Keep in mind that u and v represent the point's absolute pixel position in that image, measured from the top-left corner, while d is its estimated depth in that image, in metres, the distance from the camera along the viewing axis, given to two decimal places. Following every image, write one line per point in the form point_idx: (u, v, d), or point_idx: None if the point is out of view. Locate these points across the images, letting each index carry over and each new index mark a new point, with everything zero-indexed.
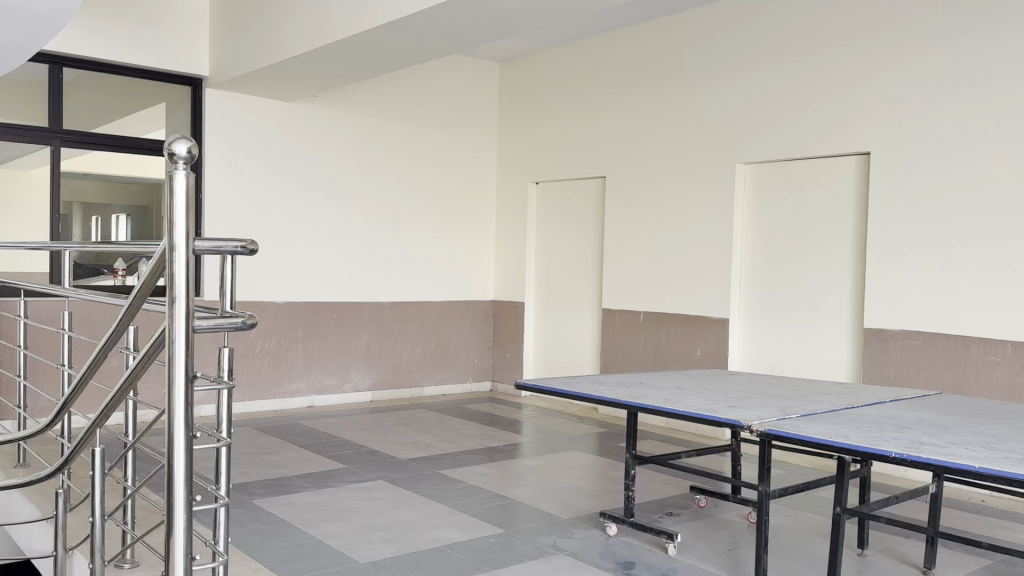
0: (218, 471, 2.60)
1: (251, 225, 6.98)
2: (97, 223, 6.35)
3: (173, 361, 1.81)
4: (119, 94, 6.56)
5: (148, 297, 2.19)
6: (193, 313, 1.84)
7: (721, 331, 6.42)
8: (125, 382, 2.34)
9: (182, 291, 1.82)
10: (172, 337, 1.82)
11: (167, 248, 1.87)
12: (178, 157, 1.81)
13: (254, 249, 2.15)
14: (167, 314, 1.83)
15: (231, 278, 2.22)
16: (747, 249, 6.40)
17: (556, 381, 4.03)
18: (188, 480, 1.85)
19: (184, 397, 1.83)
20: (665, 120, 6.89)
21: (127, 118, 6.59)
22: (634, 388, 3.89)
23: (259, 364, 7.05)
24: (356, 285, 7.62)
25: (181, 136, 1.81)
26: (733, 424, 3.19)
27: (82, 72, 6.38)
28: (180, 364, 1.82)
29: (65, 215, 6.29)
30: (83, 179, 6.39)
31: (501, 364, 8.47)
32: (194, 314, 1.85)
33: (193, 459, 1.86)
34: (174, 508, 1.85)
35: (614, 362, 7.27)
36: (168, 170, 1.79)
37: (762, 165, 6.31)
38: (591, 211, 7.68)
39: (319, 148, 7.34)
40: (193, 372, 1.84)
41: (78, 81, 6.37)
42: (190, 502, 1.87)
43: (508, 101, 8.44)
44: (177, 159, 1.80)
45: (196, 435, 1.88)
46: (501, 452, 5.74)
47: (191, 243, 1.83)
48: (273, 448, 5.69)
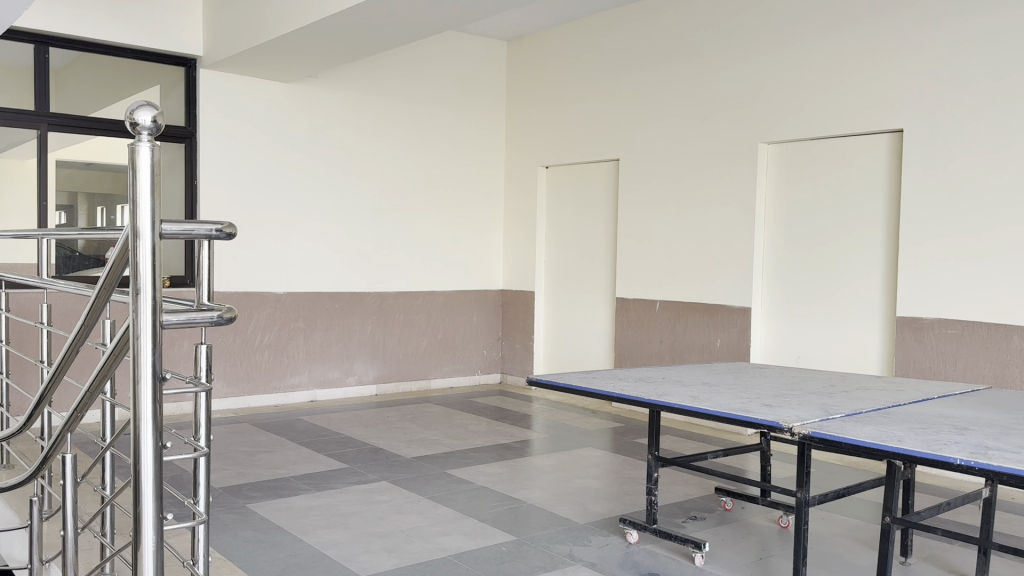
0: (196, 482, 2.21)
1: (249, 211, 6.68)
2: (102, 215, 6.11)
3: (138, 360, 1.51)
4: (108, 75, 6.23)
5: (115, 288, 1.88)
6: (161, 306, 1.53)
7: (742, 321, 6.09)
8: (91, 383, 2.03)
9: (148, 281, 1.51)
10: (136, 334, 1.51)
11: (131, 233, 1.55)
12: (141, 127, 1.49)
13: (231, 233, 1.80)
14: (131, 309, 1.52)
15: (209, 266, 1.88)
16: (770, 234, 6.07)
17: (571, 376, 3.73)
18: (158, 498, 1.56)
19: (151, 401, 1.52)
20: (681, 99, 6.55)
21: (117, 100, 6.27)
22: (658, 383, 3.58)
23: (258, 358, 6.76)
24: (359, 274, 7.32)
25: (144, 102, 1.49)
26: (771, 426, 2.87)
27: (72, 53, 6.06)
28: (147, 363, 1.52)
29: (70, 206, 6.07)
30: (84, 170, 6.11)
31: (511, 355, 8.17)
32: (162, 308, 1.54)
33: (164, 474, 1.57)
34: (142, 527, 1.55)
35: (628, 354, 6.96)
36: (131, 143, 1.48)
37: (785, 146, 5.97)
38: (603, 195, 7.35)
39: (320, 131, 7.04)
40: (162, 374, 1.54)
41: (65, 62, 6.05)
42: (161, 520, 1.57)
43: (516, 82, 8.10)
44: (140, 130, 1.49)
45: (167, 444, 1.58)
46: (512, 450, 5.44)
47: (157, 228, 1.52)
48: (271, 447, 5.40)
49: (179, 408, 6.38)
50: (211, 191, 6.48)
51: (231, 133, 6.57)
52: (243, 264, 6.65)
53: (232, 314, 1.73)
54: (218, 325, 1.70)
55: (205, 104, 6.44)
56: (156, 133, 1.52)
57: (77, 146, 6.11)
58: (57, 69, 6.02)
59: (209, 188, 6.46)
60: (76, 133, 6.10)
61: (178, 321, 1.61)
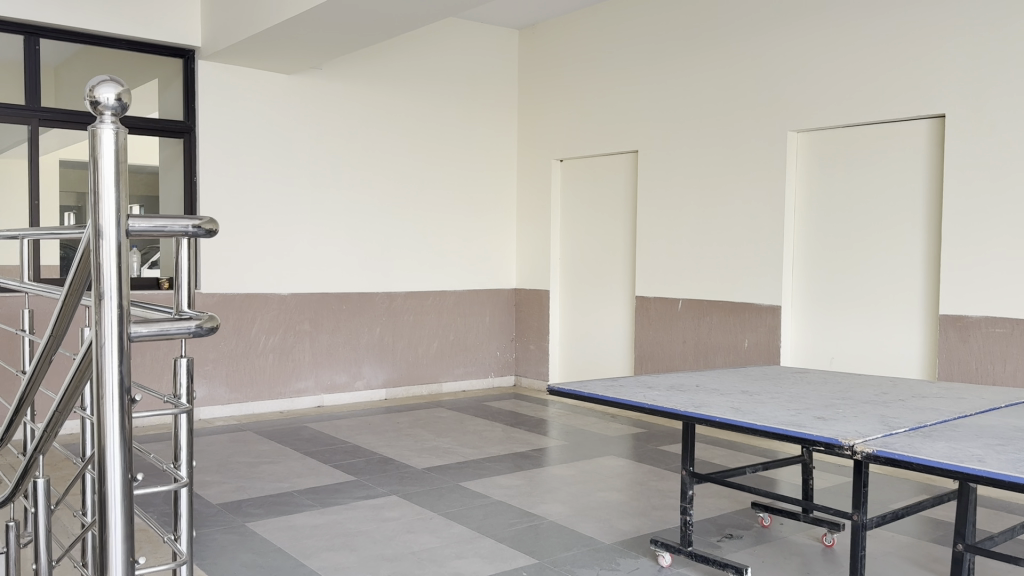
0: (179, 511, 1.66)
1: (250, 209, 6.38)
2: None
3: (101, 376, 1.21)
4: (106, 69, 5.96)
5: (83, 294, 1.53)
6: (130, 313, 1.23)
7: (771, 319, 5.75)
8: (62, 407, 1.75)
9: (114, 284, 1.21)
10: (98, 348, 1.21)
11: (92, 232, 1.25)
12: (103, 106, 1.19)
13: (214, 229, 1.43)
14: (92, 317, 1.22)
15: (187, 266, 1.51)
16: (800, 228, 5.73)
17: (596, 384, 3.40)
18: (129, 540, 1.26)
19: (117, 423, 1.22)
20: (704, 87, 6.22)
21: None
22: (692, 392, 3.25)
23: (262, 362, 6.48)
24: (367, 274, 7.02)
25: (109, 78, 1.20)
26: (829, 443, 2.54)
27: (71, 47, 5.80)
28: (111, 378, 1.22)
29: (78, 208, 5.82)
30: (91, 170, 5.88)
31: (526, 357, 7.86)
32: (130, 316, 1.24)
33: (135, 511, 1.26)
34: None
35: (650, 355, 6.63)
36: (91, 126, 1.19)
37: (817, 134, 5.62)
38: (621, 189, 7.02)
39: (325, 125, 6.73)
40: (131, 387, 1.24)
41: (60, 56, 5.77)
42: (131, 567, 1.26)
43: (529, 72, 7.78)
44: (102, 109, 1.19)
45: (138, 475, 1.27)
46: (529, 459, 5.13)
47: (124, 221, 1.22)
48: (274, 458, 5.11)
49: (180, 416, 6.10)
50: (211, 187, 6.19)
51: (231, 127, 6.28)
52: (244, 264, 6.36)
53: (214, 322, 1.39)
54: (197, 336, 1.35)
55: (204, 97, 6.15)
56: (121, 114, 1.23)
57: (70, 146, 5.82)
58: (51, 62, 5.74)
59: (208, 185, 6.18)
60: (68, 128, 5.82)
61: (150, 333, 1.28)
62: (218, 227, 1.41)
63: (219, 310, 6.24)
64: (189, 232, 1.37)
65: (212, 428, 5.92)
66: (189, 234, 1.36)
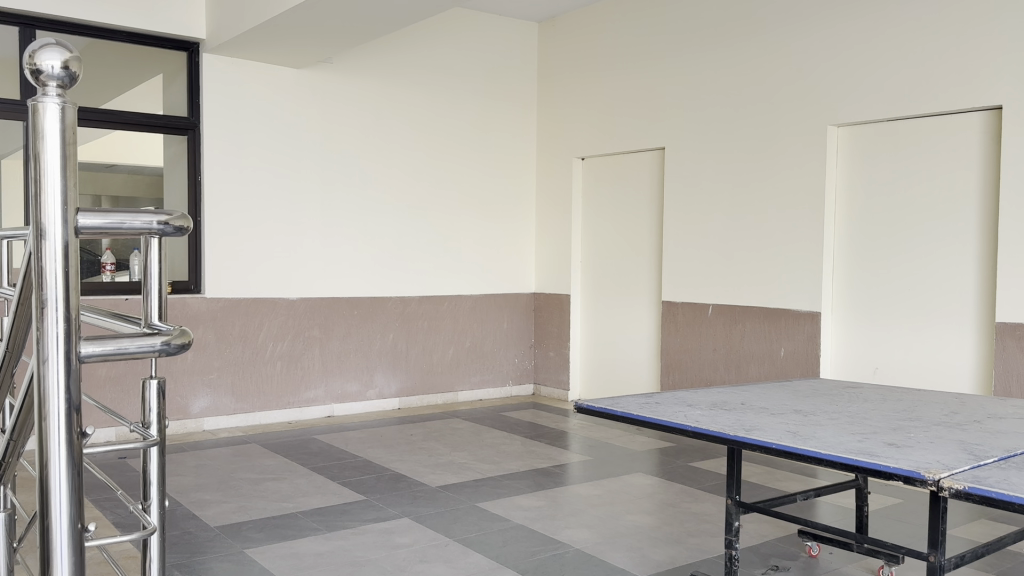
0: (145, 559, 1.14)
1: (257, 209, 6.09)
2: None
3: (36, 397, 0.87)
4: (110, 64, 5.68)
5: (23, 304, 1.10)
6: (79, 321, 0.89)
7: (810, 328, 5.37)
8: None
9: (56, 289, 0.87)
10: (38, 371, 0.87)
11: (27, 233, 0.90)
12: (47, 77, 0.86)
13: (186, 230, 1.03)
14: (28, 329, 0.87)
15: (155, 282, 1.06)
16: (841, 229, 5.35)
17: (630, 401, 3.05)
18: None
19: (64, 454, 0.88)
20: (737, 80, 5.86)
21: (117, 94, 5.69)
22: (740, 412, 2.90)
23: (269, 370, 6.17)
24: (379, 278, 6.71)
25: (53, 43, 0.87)
26: (909, 475, 2.18)
27: (77, 40, 5.53)
28: (52, 399, 0.88)
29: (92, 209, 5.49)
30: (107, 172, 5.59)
31: (545, 365, 7.51)
32: (79, 326, 0.90)
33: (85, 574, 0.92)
34: None
35: (677, 363, 6.26)
36: (31, 102, 0.85)
37: (859, 128, 5.25)
38: (646, 189, 6.66)
39: (335, 123, 6.43)
40: (81, 402, 0.90)
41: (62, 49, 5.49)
42: None
43: (550, 66, 7.45)
44: (45, 82, 0.86)
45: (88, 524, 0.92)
46: (551, 477, 4.78)
47: (71, 213, 0.88)
48: (279, 474, 4.79)
49: (183, 427, 5.80)
50: (215, 186, 5.90)
51: (237, 123, 5.99)
52: (250, 268, 6.07)
53: (188, 337, 1.02)
54: (165, 356, 0.98)
55: (209, 92, 5.86)
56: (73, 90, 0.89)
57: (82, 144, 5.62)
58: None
59: (211, 185, 5.89)
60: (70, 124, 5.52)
61: (102, 353, 0.92)
62: (190, 225, 1.04)
63: (225, 315, 5.95)
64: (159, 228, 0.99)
65: (216, 440, 5.62)
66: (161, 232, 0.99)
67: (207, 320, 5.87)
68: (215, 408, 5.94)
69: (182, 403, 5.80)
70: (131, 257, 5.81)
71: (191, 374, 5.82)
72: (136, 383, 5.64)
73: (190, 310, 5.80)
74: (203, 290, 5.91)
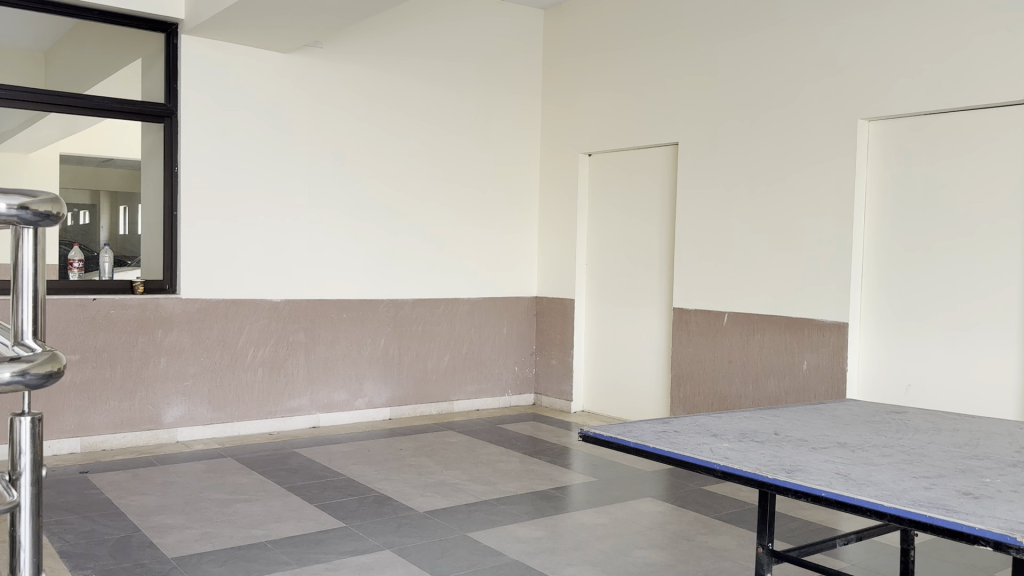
0: None
1: (238, 205, 5.66)
2: (125, 215, 5.38)
3: None
4: (92, 48, 5.26)
5: None
6: None
7: (836, 340, 4.93)
8: None
9: None
10: None
11: None
12: None
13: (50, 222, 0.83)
14: None
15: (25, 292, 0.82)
16: (871, 232, 4.91)
17: (644, 430, 2.62)
18: None
19: None
20: (759, 71, 5.42)
21: (93, 80, 5.25)
22: (774, 446, 2.47)
23: (250, 378, 5.74)
24: (371, 279, 6.28)
25: None
26: (999, 540, 1.73)
27: (66, 23, 5.14)
28: None
29: (91, 205, 5.21)
30: (103, 167, 5.30)
31: (547, 374, 7.08)
32: None
33: None
34: None
35: (689, 375, 5.81)
36: None
37: (892, 123, 4.81)
38: (657, 187, 6.21)
39: (325, 112, 6.00)
40: None
41: (47, 36, 5.10)
42: None
43: (556, 56, 7.01)
44: None
45: None
46: (551, 501, 4.33)
47: None
48: (253, 495, 4.35)
49: (155, 438, 5.39)
50: (193, 179, 5.47)
51: (217, 111, 5.55)
52: (231, 267, 5.64)
53: (62, 364, 0.83)
54: (28, 390, 0.79)
55: (187, 78, 5.42)
56: None
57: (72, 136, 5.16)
58: (39, 42, 5.08)
59: (190, 178, 5.46)
60: (54, 112, 5.11)
61: None
62: (65, 211, 0.85)
63: (201, 318, 5.53)
64: (31, 226, 0.82)
65: (189, 454, 5.19)
66: (36, 233, 0.82)
67: (183, 322, 5.47)
68: (190, 417, 5.51)
69: (153, 412, 5.38)
70: (100, 254, 5.31)
71: (164, 380, 5.42)
72: (104, 391, 5.21)
73: (164, 312, 5.39)
74: (178, 291, 5.50)
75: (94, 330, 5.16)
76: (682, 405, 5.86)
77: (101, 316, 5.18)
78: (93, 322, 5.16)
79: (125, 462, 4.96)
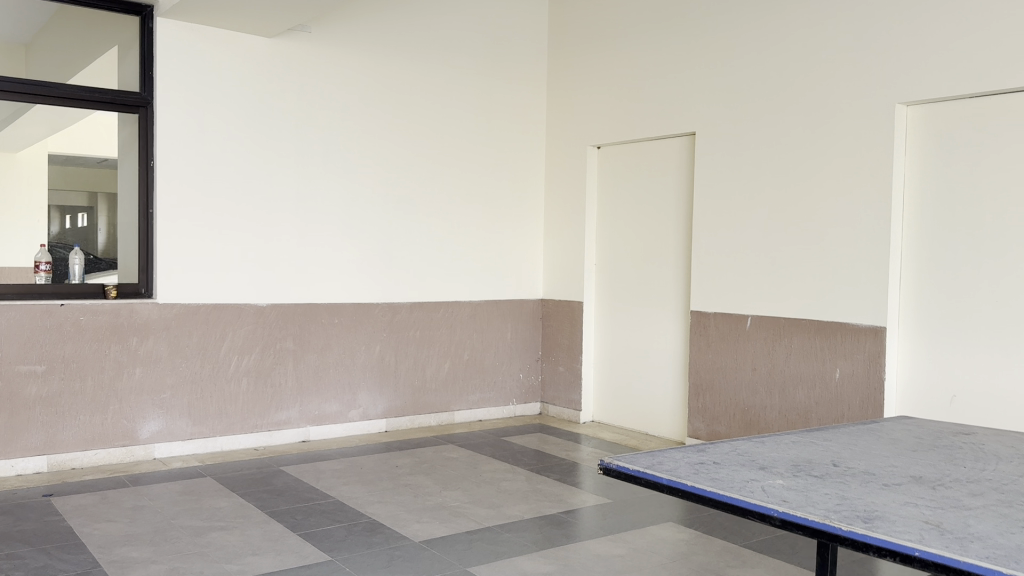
0: None
1: (221, 201, 5.24)
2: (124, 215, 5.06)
3: None
4: (63, 33, 4.84)
5: None
6: None
7: (873, 346, 4.49)
8: None
9: None
10: None
11: None
12: None
13: None
14: None
15: None
16: (910, 227, 4.48)
17: (677, 462, 2.18)
18: None
19: None
20: (782, 55, 4.99)
21: (67, 67, 4.83)
22: (835, 482, 2.04)
23: (235, 389, 5.32)
24: (365, 282, 5.85)
25: None
26: None
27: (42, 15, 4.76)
28: None
29: (88, 207, 4.97)
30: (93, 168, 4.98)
31: (554, 381, 6.64)
32: None
33: None
34: None
35: (708, 383, 5.38)
36: None
37: (933, 109, 4.37)
38: (672, 181, 5.78)
39: (314, 103, 5.57)
40: None
41: (24, 27, 4.70)
42: None
43: (561, 43, 6.58)
44: None
45: None
46: (562, 528, 3.89)
47: None
48: (232, 521, 3.92)
49: (130, 455, 4.96)
50: (170, 175, 5.06)
51: (196, 101, 5.12)
52: (212, 269, 5.22)
53: None
54: None
55: (163, 65, 5.00)
56: None
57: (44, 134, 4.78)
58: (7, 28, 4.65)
59: (167, 173, 5.05)
60: (26, 103, 4.72)
61: None
62: None
63: (180, 325, 5.11)
64: None
65: (166, 473, 4.77)
66: None
67: (159, 330, 5.04)
68: (169, 432, 5.09)
69: (128, 427, 4.96)
70: (70, 254, 4.91)
71: (139, 392, 4.99)
72: (73, 405, 4.79)
73: (139, 318, 4.97)
74: (155, 295, 5.08)
75: (61, 338, 4.73)
76: (701, 416, 5.42)
77: (69, 323, 4.76)
78: (61, 330, 4.74)
79: (95, 483, 4.53)
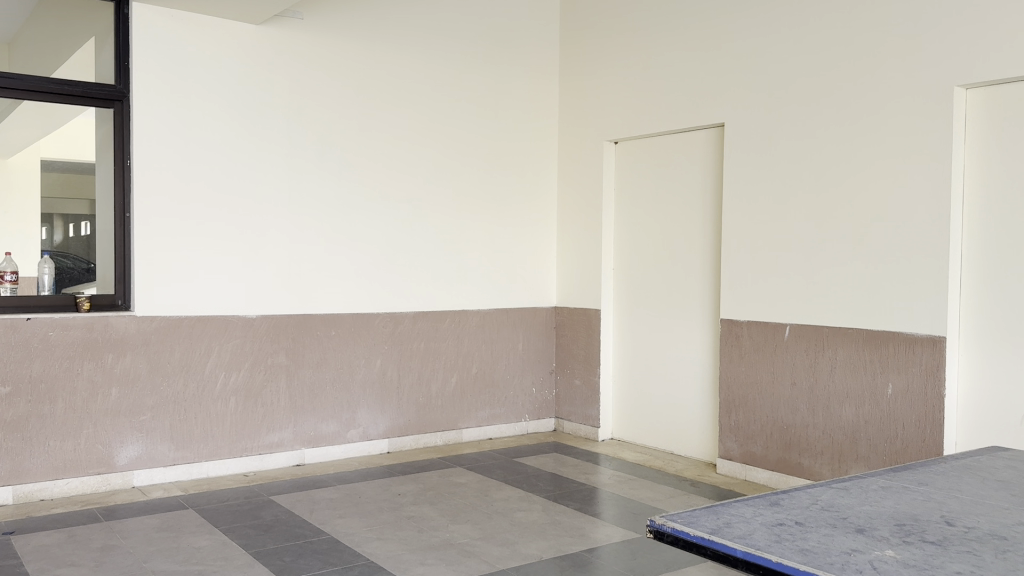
0: None
1: (207, 205, 4.79)
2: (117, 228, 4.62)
3: None
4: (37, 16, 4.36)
5: None
6: None
7: (932, 358, 4.00)
8: None
9: None
10: None
11: None
12: None
13: None
14: None
15: None
16: (972, 225, 3.98)
17: (750, 524, 1.70)
18: None
19: None
20: (819, 36, 4.52)
21: (41, 56, 4.38)
22: (962, 555, 1.56)
23: (222, 409, 4.86)
24: (366, 290, 5.39)
25: None
26: None
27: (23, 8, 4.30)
28: None
29: (77, 215, 4.54)
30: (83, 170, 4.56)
31: (569, 395, 6.17)
32: None
33: None
34: None
35: (742, 399, 4.90)
36: None
37: (995, 92, 3.88)
38: (697, 178, 5.31)
39: (306, 96, 5.12)
40: None
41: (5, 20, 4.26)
42: None
43: (574, 32, 6.12)
44: None
45: None
46: (585, 571, 3.41)
47: None
48: (211, 565, 3.45)
49: (106, 484, 4.50)
50: (150, 175, 4.61)
51: (176, 94, 4.67)
52: (195, 278, 4.76)
53: None
54: None
55: (138, 58, 4.55)
56: None
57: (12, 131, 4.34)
58: None
59: (145, 174, 4.59)
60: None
61: None
62: None
63: (161, 339, 4.65)
64: None
65: (144, 504, 4.30)
66: None
67: (138, 345, 4.59)
68: (149, 458, 4.63)
69: (104, 452, 4.50)
70: (40, 262, 4.42)
71: (115, 415, 4.53)
72: (42, 430, 4.33)
73: (115, 333, 4.52)
74: (133, 308, 4.62)
75: (28, 357, 4.27)
76: (734, 435, 4.95)
77: (37, 340, 4.30)
78: (27, 347, 4.28)
79: (63, 517, 4.07)
